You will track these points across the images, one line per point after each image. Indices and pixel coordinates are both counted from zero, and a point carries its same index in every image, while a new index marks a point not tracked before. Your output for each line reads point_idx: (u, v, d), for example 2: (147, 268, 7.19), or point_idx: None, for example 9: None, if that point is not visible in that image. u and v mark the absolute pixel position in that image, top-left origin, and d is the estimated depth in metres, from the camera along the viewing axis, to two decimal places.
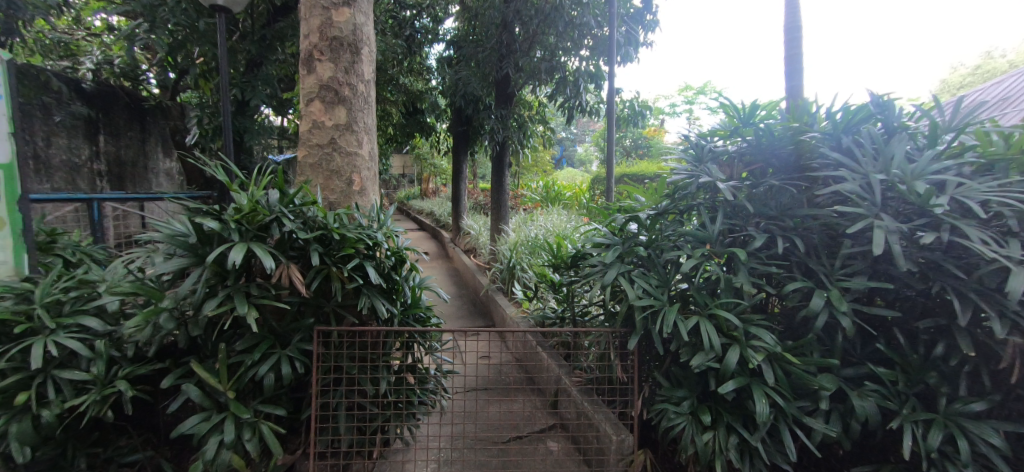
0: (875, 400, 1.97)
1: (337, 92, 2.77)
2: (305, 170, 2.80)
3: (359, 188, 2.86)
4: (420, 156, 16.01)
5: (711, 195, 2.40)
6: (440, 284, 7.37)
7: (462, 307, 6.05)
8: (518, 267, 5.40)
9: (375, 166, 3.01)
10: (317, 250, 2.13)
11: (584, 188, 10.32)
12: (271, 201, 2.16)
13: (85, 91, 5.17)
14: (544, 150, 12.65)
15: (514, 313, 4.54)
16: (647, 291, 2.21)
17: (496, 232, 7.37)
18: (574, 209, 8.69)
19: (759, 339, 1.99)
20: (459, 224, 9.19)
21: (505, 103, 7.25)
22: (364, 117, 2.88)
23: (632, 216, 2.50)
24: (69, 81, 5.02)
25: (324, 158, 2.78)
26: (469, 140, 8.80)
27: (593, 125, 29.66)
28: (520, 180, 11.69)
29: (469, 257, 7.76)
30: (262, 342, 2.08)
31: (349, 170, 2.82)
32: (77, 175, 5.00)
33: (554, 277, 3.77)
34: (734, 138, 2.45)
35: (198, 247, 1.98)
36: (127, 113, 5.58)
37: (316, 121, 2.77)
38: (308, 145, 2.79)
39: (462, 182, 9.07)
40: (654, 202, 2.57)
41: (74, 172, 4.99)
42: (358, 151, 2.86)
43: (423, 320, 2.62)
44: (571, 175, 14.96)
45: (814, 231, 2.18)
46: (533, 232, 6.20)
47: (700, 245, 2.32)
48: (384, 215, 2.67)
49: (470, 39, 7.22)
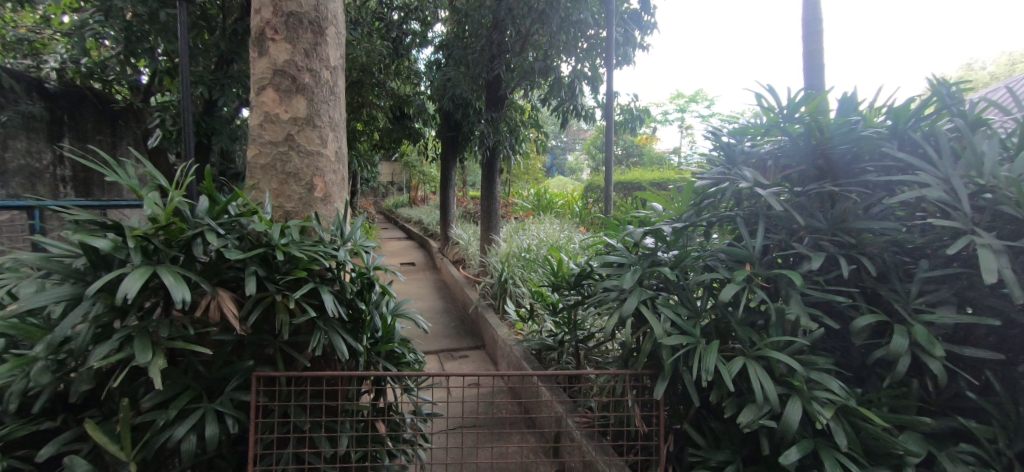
0: (972, 466, 1.52)
1: (295, 78, 2.30)
2: (256, 172, 2.32)
3: (323, 193, 2.40)
4: (409, 164, 15.48)
5: (749, 203, 1.97)
6: (426, 298, 6.85)
7: (450, 325, 5.55)
8: (510, 281, 4.95)
9: (343, 168, 2.56)
10: (255, 275, 1.69)
11: (576, 196, 9.89)
12: (198, 213, 1.70)
13: (48, 92, 4.66)
14: (535, 156, 12.23)
15: (507, 334, 4.08)
16: (675, 324, 1.76)
17: (486, 243, 6.91)
18: (568, 219, 8.26)
19: (825, 388, 1.54)
20: (448, 233, 8.73)
21: (496, 107, 6.81)
22: (329, 109, 2.43)
23: (650, 230, 2.06)
24: (29, 81, 4.52)
25: (281, 157, 2.32)
26: (458, 146, 8.43)
27: (584, 133, 29.43)
28: (512, 188, 11.24)
29: (458, 269, 7.28)
30: (182, 395, 1.69)
31: (310, 173, 2.36)
32: (37, 181, 4.41)
33: (553, 297, 3.32)
34: (772, 135, 2.01)
35: (87, 274, 1.54)
36: (96, 116, 5.01)
37: (269, 114, 2.30)
38: (259, 143, 2.32)
39: (452, 189, 8.61)
40: (677, 213, 2.14)
41: (34, 176, 4.40)
42: (322, 150, 2.40)
43: (397, 358, 2.14)
44: (563, 183, 14.57)
45: (880, 247, 1.74)
46: (526, 243, 5.76)
47: (737, 264, 1.87)
48: (352, 226, 2.21)
49: (460, 39, 6.77)
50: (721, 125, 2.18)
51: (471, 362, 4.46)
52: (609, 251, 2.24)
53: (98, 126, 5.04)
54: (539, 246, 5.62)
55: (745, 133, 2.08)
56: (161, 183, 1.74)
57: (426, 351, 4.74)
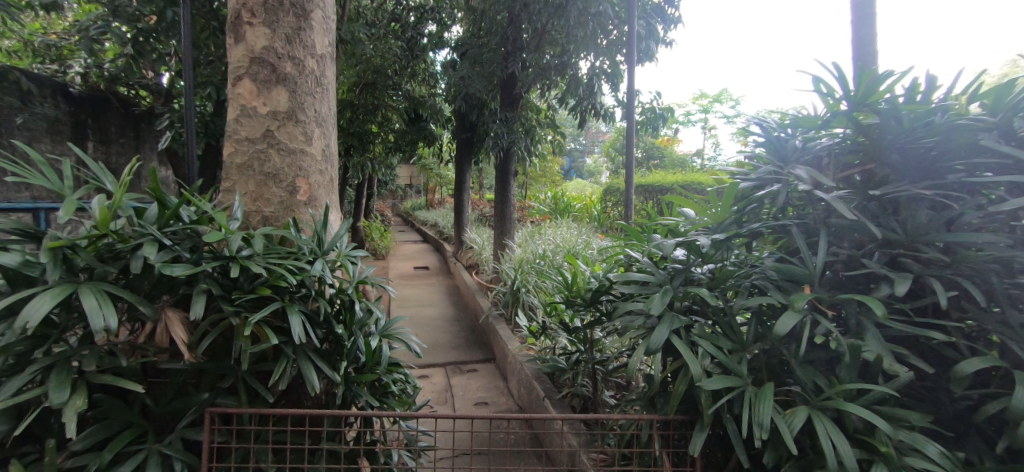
0: None
1: (275, 67, 2.04)
2: (231, 173, 2.05)
3: (308, 196, 2.12)
4: (426, 166, 15.23)
5: (806, 210, 1.63)
6: (438, 304, 6.57)
7: (460, 334, 5.25)
8: (523, 289, 4.64)
9: (332, 169, 2.29)
10: (203, 293, 1.41)
11: (594, 199, 9.54)
12: (143, 220, 1.45)
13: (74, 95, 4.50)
14: (553, 158, 11.89)
15: (518, 349, 3.75)
16: (715, 359, 1.43)
17: (500, 248, 6.59)
18: (586, 223, 7.91)
19: (917, 453, 1.20)
20: (462, 237, 8.46)
21: (512, 106, 6.49)
22: (314, 102, 2.15)
23: (684, 242, 1.73)
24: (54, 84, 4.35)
25: (260, 155, 2.05)
26: (472, 149, 8.22)
27: (603, 135, 28.98)
28: (528, 192, 10.92)
29: (471, 274, 6.99)
30: (123, 434, 1.43)
31: (292, 174, 2.08)
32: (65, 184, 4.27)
33: (568, 312, 3.00)
34: (832, 126, 1.66)
35: (3, 293, 1.29)
36: (121, 120, 4.86)
37: (245, 107, 2.03)
38: (235, 140, 2.05)
39: (467, 192, 8.32)
40: (716, 221, 1.80)
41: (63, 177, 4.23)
42: (307, 147, 2.12)
43: (383, 388, 1.84)
44: (582, 187, 14.19)
45: (979, 267, 1.39)
46: (541, 249, 5.45)
47: (794, 286, 1.53)
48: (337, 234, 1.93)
49: (475, 37, 6.47)
50: (769, 116, 1.84)
51: (480, 377, 4.14)
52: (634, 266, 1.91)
53: (123, 127, 4.91)
54: (555, 254, 5.29)
55: (798, 124, 1.73)
56: (106, 187, 1.53)
57: (431, 363, 4.44)
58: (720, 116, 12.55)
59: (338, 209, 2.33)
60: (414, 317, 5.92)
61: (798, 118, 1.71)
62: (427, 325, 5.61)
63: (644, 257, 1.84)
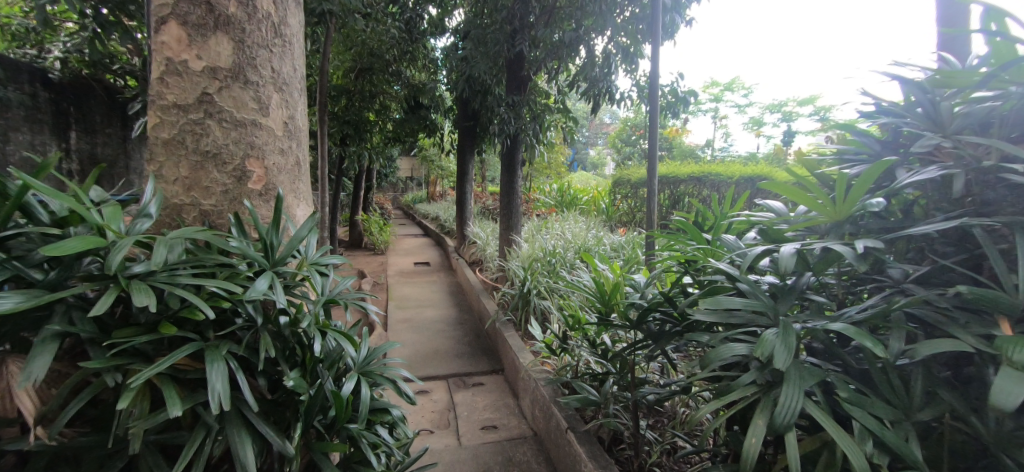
0: None
1: (212, 6, 1.49)
2: (157, 152, 1.52)
3: (264, 182, 1.60)
4: (426, 158, 14.55)
5: (981, 204, 1.11)
6: (438, 304, 6.02)
7: (462, 340, 4.70)
8: (534, 292, 4.08)
9: (300, 148, 1.76)
10: (52, 349, 0.89)
11: (603, 190, 9.00)
12: None
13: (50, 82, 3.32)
14: (558, 148, 11.28)
15: (530, 361, 3.20)
16: (872, 436, 0.94)
17: (506, 244, 6.01)
18: (596, 217, 7.40)
19: None
20: (464, 232, 7.92)
21: (519, 90, 5.88)
22: (271, 59, 1.61)
23: (798, 247, 1.16)
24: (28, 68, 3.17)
25: (194, 127, 1.50)
26: (476, 138, 7.65)
27: (605, 125, 28.27)
28: (533, 183, 10.37)
29: (474, 271, 6.46)
30: None
31: (238, 151, 1.55)
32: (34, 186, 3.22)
33: (592, 325, 2.47)
34: (997, 84, 1.10)
35: None
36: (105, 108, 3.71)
37: (170, 60, 1.48)
38: (159, 106, 1.50)
39: (469, 184, 7.74)
40: (831, 218, 1.23)
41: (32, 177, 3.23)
42: (261, 118, 1.59)
43: (360, 453, 1.31)
44: (585, 179, 13.60)
45: None
46: (551, 245, 4.93)
47: (976, 318, 1.01)
48: (302, 231, 1.40)
49: (480, 15, 5.82)
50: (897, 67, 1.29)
51: (486, 392, 3.57)
52: (711, 283, 1.35)
53: (108, 118, 3.76)
54: (566, 251, 4.74)
55: (939, 82, 1.17)
56: None
57: (430, 376, 3.89)
58: (729, 104, 11.91)
59: (308, 200, 1.80)
60: (412, 320, 5.38)
61: (941, 73, 1.15)
62: (427, 329, 5.07)
63: (724, 267, 1.29)
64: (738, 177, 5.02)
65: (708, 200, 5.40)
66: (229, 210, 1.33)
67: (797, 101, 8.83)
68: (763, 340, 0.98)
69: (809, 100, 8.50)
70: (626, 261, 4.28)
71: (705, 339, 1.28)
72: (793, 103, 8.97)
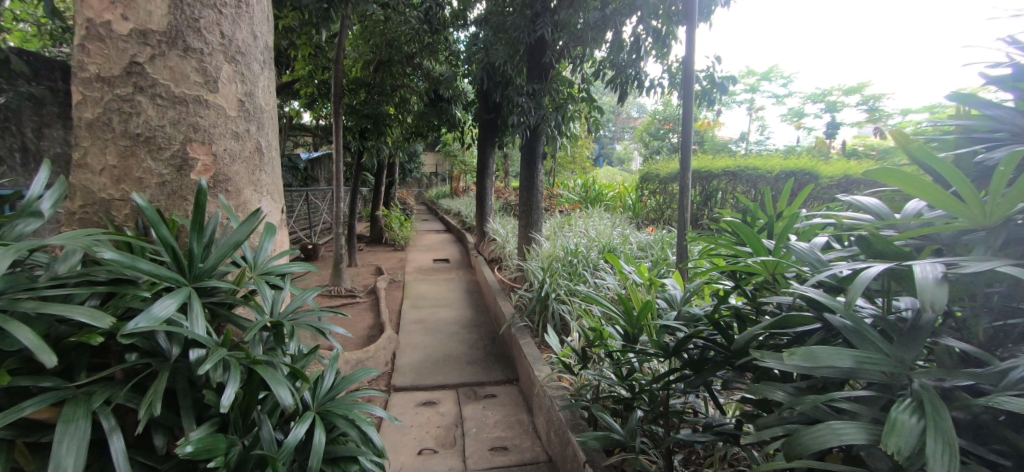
0: None
1: None
2: (80, 135, 1.24)
3: (213, 172, 1.31)
4: (449, 152, 14.31)
5: None
6: (454, 304, 5.75)
7: (476, 344, 4.39)
8: (552, 296, 3.73)
9: (262, 132, 1.46)
10: None
11: (630, 185, 8.59)
12: None
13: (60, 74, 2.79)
14: (583, 142, 10.88)
15: (546, 374, 2.86)
16: None
17: (525, 242, 5.66)
18: (623, 214, 7.00)
19: None
20: (484, 228, 7.62)
21: (540, 78, 5.49)
22: (220, 22, 1.32)
23: (940, 269, 0.80)
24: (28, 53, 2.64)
25: (122, 105, 1.22)
26: (497, 131, 7.33)
27: (632, 120, 27.59)
28: (556, 178, 9.99)
29: (492, 270, 6.16)
30: None
31: (175, 136, 1.26)
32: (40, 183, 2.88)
33: (614, 339, 2.12)
34: None
35: None
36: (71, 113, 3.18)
37: (91, 22, 1.21)
38: (80, 79, 1.22)
39: (489, 179, 7.42)
40: (976, 221, 0.83)
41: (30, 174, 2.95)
42: (208, 94, 1.30)
43: None
44: (611, 175, 13.13)
45: None
46: (573, 243, 4.58)
47: None
48: (241, 228, 1.09)
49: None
50: None
51: (498, 406, 3.25)
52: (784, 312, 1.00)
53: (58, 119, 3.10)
54: (589, 250, 4.39)
55: None
56: None
57: (439, 384, 3.59)
58: (766, 94, 11.28)
59: (273, 194, 1.50)
60: (426, 321, 5.09)
61: None
62: (440, 331, 4.77)
63: (812, 293, 0.93)
64: (777, 170, 4.54)
65: (744, 198, 4.92)
66: (136, 200, 1.00)
67: (842, 90, 8.23)
68: (896, 428, 0.72)
69: (855, 89, 7.91)
70: (655, 263, 3.91)
71: (781, 396, 0.93)
72: (838, 92, 8.37)
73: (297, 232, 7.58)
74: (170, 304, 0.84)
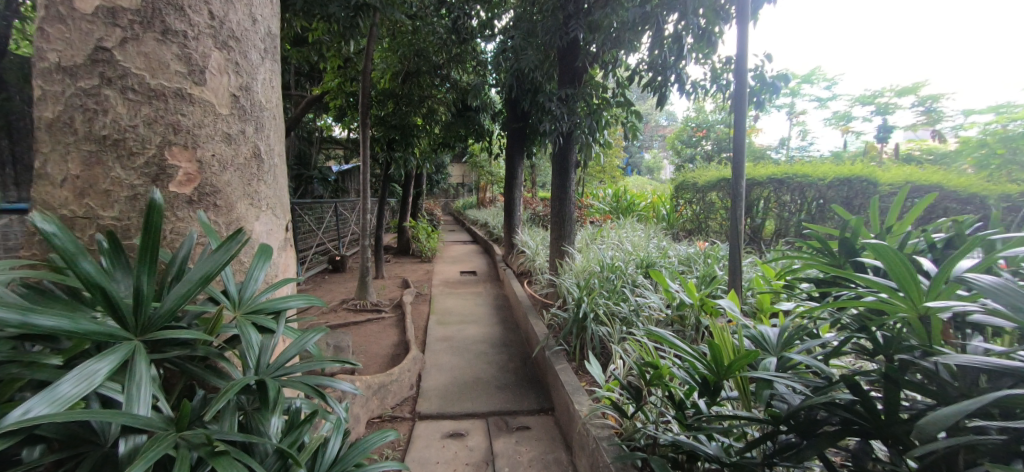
0: None
1: None
2: (39, 139, 1.00)
3: (199, 183, 1.07)
4: (475, 163, 14.12)
5: None
6: (481, 320, 5.48)
7: (505, 366, 4.09)
8: (586, 318, 3.40)
9: (262, 134, 1.22)
10: None
11: (664, 194, 8.18)
12: None
13: None
14: (613, 150, 10.51)
15: (589, 409, 2.53)
16: None
17: (557, 256, 5.33)
18: (658, 225, 6.62)
19: None
20: (512, 239, 7.33)
21: (572, 83, 5.18)
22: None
23: None
24: None
25: (86, 101, 0.98)
26: (526, 140, 7.07)
27: (661, 128, 26.98)
28: (586, 188, 9.66)
29: (522, 284, 5.88)
30: None
31: (148, 139, 1.01)
32: None
33: (674, 375, 1.79)
34: None
35: None
36: None
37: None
38: (37, 68, 0.99)
39: (518, 190, 7.15)
40: None
41: None
42: (193, 87, 1.06)
43: None
44: (643, 183, 12.69)
45: None
46: (609, 257, 4.25)
47: None
48: (222, 253, 0.86)
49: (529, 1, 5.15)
50: None
51: (532, 440, 2.94)
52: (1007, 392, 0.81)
53: None
54: (626, 265, 4.05)
55: None
56: None
57: (468, 412, 3.30)
58: (807, 98, 10.70)
59: (275, 209, 1.25)
60: (454, 339, 4.81)
61: None
62: (468, 350, 4.49)
63: None
64: (831, 179, 3.91)
65: (790, 210, 4.32)
66: (46, 224, 0.74)
67: (894, 90, 7.69)
68: None
69: (910, 89, 7.37)
70: (702, 280, 3.55)
71: None
72: (889, 93, 7.82)
73: (324, 244, 7.42)
74: (101, 370, 0.71)
